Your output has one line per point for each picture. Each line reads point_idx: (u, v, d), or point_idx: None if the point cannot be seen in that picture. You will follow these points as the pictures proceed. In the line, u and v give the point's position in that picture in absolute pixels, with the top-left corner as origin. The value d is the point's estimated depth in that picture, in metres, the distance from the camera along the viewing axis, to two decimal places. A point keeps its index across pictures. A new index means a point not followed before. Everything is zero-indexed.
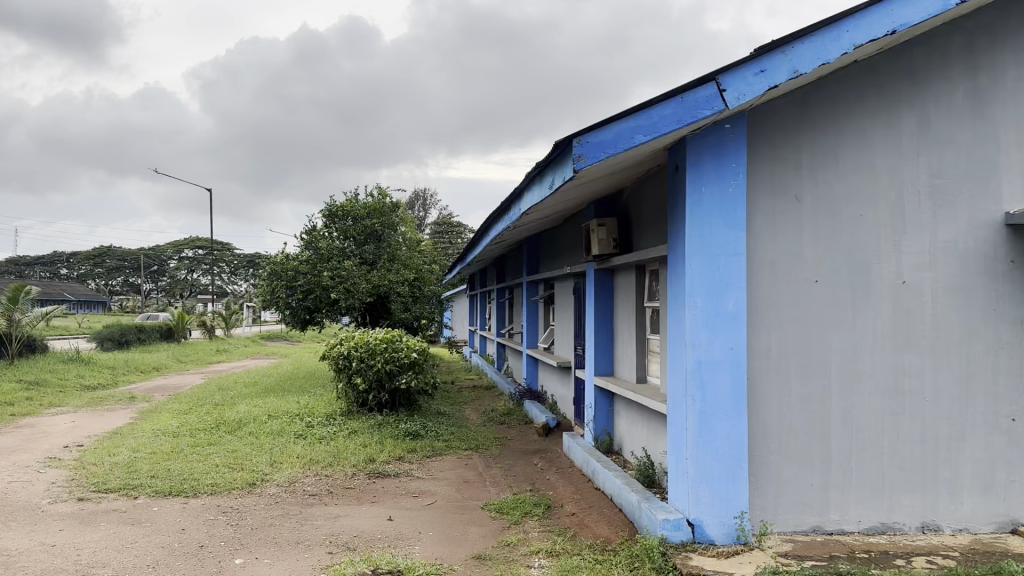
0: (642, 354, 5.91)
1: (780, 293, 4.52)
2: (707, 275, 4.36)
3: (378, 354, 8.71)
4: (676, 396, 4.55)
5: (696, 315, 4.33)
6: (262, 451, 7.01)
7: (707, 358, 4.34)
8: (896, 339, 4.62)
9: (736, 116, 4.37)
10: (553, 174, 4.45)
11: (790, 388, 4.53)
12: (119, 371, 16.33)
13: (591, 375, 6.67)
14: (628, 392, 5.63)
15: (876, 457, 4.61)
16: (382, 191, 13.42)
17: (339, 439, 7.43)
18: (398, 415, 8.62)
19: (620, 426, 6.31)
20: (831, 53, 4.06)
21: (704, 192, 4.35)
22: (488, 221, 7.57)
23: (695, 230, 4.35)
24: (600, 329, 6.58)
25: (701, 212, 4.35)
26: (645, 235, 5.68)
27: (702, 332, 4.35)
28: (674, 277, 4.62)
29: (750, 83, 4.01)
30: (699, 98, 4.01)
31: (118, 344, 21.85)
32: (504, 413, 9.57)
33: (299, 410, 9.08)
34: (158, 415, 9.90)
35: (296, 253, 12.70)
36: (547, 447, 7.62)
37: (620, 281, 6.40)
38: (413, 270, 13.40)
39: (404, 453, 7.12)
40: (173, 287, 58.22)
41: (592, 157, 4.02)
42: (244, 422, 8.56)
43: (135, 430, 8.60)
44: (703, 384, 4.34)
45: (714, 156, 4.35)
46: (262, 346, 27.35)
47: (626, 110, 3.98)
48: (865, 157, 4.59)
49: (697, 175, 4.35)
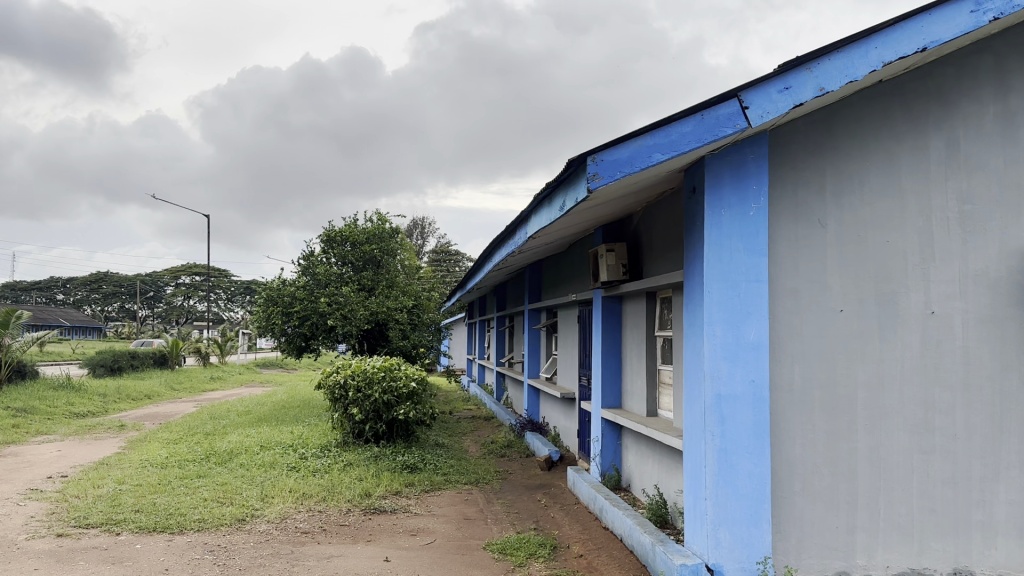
0: (652, 386, 5.64)
1: (803, 323, 4.29)
2: (727, 303, 4.12)
3: (375, 384, 8.42)
4: (693, 431, 4.30)
5: (716, 345, 4.10)
6: (254, 485, 6.70)
7: (727, 392, 4.09)
8: (925, 373, 4.36)
9: (757, 136, 4.16)
10: (564, 195, 4.23)
11: (814, 424, 4.27)
12: (110, 398, 15.96)
13: (598, 407, 6.40)
14: (638, 425, 5.36)
15: (905, 498, 4.32)
16: (381, 216, 13.22)
17: (334, 472, 7.12)
18: (395, 447, 8.33)
19: (628, 460, 6.02)
20: (858, 69, 3.85)
21: (724, 215, 4.13)
22: (492, 247, 7.35)
23: (714, 255, 4.11)
24: (607, 359, 6.33)
25: (720, 236, 4.12)
26: (656, 261, 5.45)
27: (722, 364, 4.09)
28: (690, 305, 4.37)
29: (775, 101, 3.80)
30: (721, 115, 3.79)
31: (111, 371, 21.48)
32: (504, 445, 9.27)
33: (293, 441, 8.77)
34: (147, 444, 9.58)
35: (293, 278, 12.44)
36: (551, 482, 7.30)
37: (628, 310, 6.17)
38: (412, 297, 13.14)
39: (401, 487, 6.81)
40: (169, 314, 57.81)
41: (607, 176, 3.79)
42: (235, 453, 8.24)
43: (122, 460, 8.28)
44: (723, 419, 4.08)
45: (734, 176, 4.14)
46: (257, 374, 26.96)
47: (644, 127, 3.76)
48: (891, 180, 4.39)
49: (716, 198, 4.15)
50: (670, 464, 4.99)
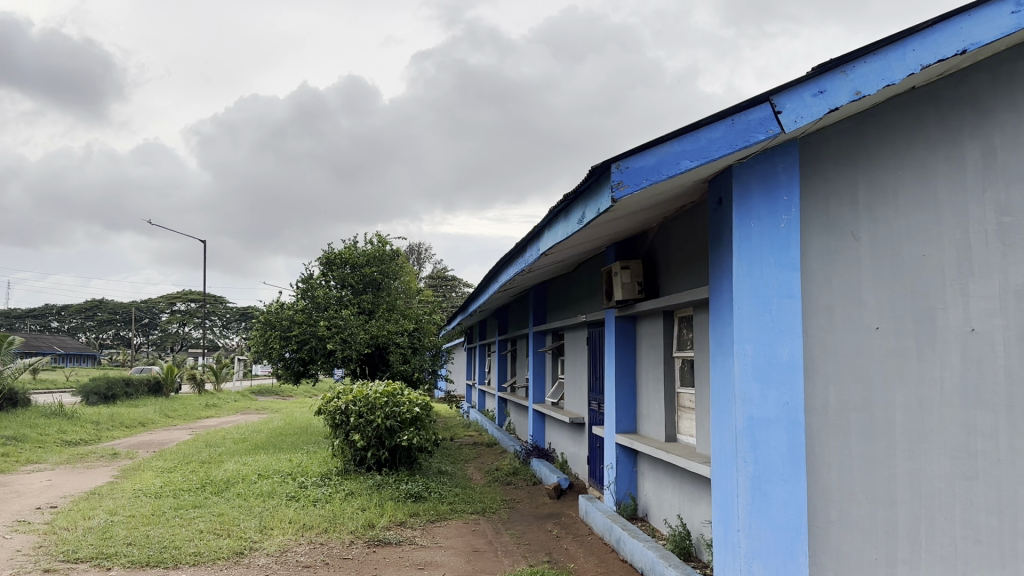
0: (671, 410, 5.39)
1: (838, 342, 4.10)
2: (758, 321, 3.89)
3: (378, 409, 8.15)
4: (722, 458, 4.08)
5: (746, 364, 3.88)
6: (251, 516, 6.39)
7: (760, 415, 3.86)
8: (965, 394, 3.88)
9: (787, 143, 3.95)
10: (581, 207, 4.02)
11: (852, 449, 4.02)
12: (103, 427, 15.58)
13: (611, 432, 6.13)
14: (658, 452, 5.10)
15: (946, 528, 3.84)
16: (381, 238, 13.01)
17: (335, 502, 6.81)
18: (398, 475, 8.03)
19: (645, 488, 5.73)
20: (896, 72, 3.65)
21: (753, 227, 3.91)
22: (500, 266, 7.13)
23: (743, 270, 3.91)
24: (621, 382, 6.06)
25: (750, 249, 3.91)
26: (674, 278, 5.22)
27: (753, 385, 3.87)
28: (716, 324, 4.16)
29: (808, 105, 3.61)
30: (752, 121, 3.59)
31: (105, 399, 21.10)
32: (510, 472, 8.97)
33: (291, 469, 8.46)
34: (140, 474, 9.25)
35: (291, 302, 12.19)
36: (561, 511, 7.00)
37: (643, 330, 5.93)
38: (413, 320, 12.90)
39: (406, 518, 6.51)
40: (163, 341, 57.31)
41: (631, 185, 3.56)
42: (232, 482, 7.93)
43: (114, 490, 7.96)
44: (756, 444, 3.85)
45: (763, 185, 3.93)
46: (252, 402, 26.56)
47: (672, 133, 3.56)
48: (927, 191, 4.07)
49: (744, 209, 3.94)
50: (694, 493, 4.72)
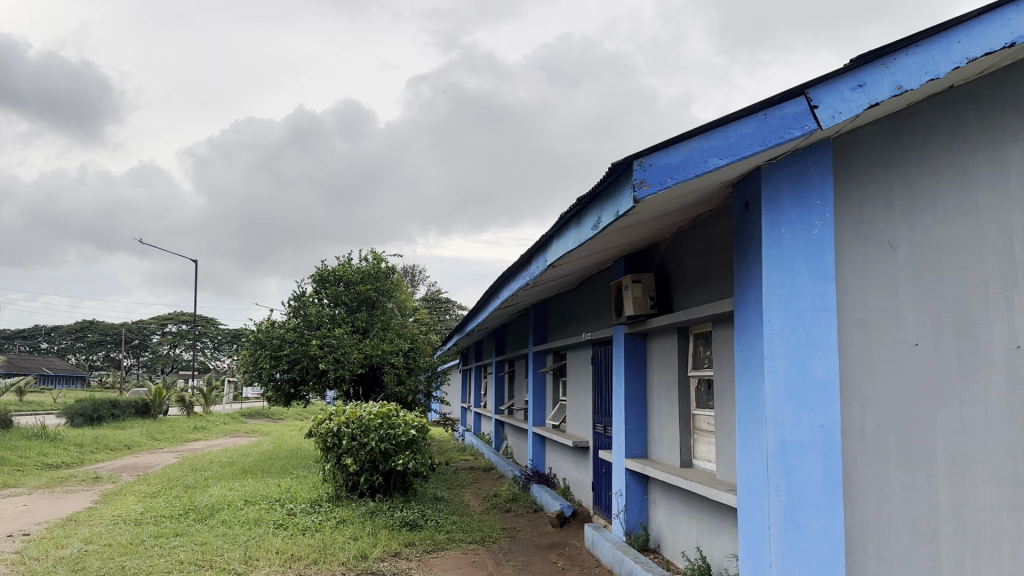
0: (686, 433, 5.05)
1: (874, 359, 3.78)
2: (791, 335, 3.56)
3: (371, 432, 7.77)
4: (750, 485, 3.70)
5: (777, 383, 3.53)
6: (236, 545, 5.99)
7: (793, 438, 3.51)
8: (1012, 417, 3.46)
9: (820, 144, 3.66)
10: (597, 211, 3.72)
11: (889, 475, 3.68)
12: (87, 449, 15.11)
13: (621, 456, 5.77)
14: (674, 478, 4.75)
15: (995, 564, 3.43)
16: (376, 256, 12.67)
17: (325, 531, 6.41)
18: (393, 501, 7.64)
19: (658, 517, 5.37)
20: (940, 66, 3.33)
21: (784, 233, 3.58)
22: (502, 281, 6.82)
23: (774, 279, 3.57)
24: (630, 403, 5.72)
25: (781, 257, 3.58)
26: (689, 293, 4.89)
27: (786, 405, 3.52)
28: (742, 337, 3.82)
29: (847, 100, 3.31)
30: (786, 115, 3.29)
31: (90, 421, 20.57)
32: (509, 498, 8.58)
33: (279, 495, 8.06)
34: (121, 499, 8.83)
35: (282, 320, 11.82)
36: (565, 541, 6.61)
37: (654, 348, 5.60)
38: (408, 340, 12.54)
39: (401, 548, 6.11)
40: (154, 362, 56.62)
41: (655, 183, 3.22)
42: (217, 509, 7.52)
43: (93, 517, 7.53)
44: (789, 470, 3.50)
45: (794, 188, 3.62)
46: (243, 425, 26.03)
47: (698, 128, 3.22)
48: (966, 198, 3.73)
49: (774, 213, 3.60)
50: (715, 524, 4.36)
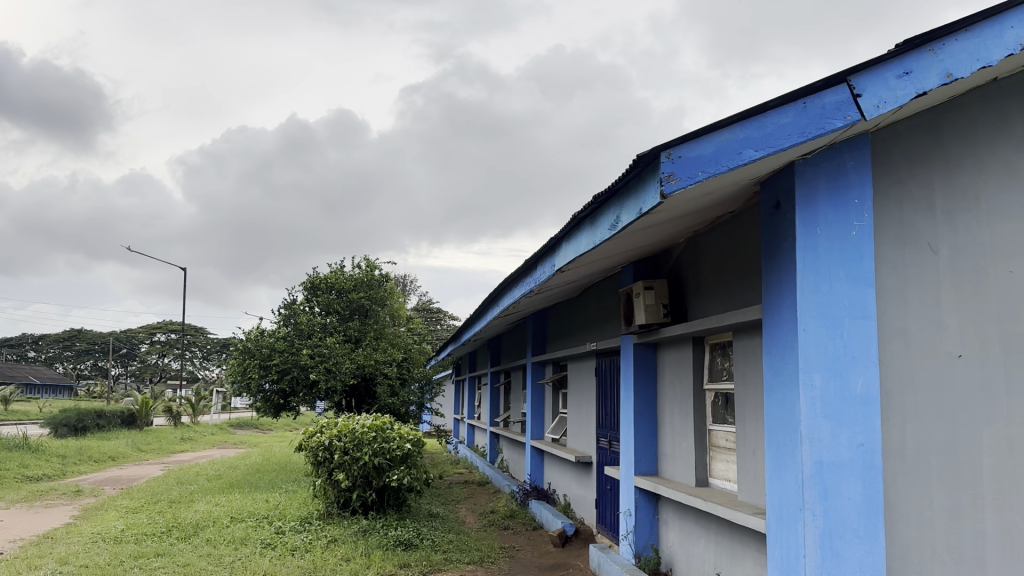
0: (701, 449, 4.74)
1: (916, 372, 3.39)
2: (827, 346, 3.26)
3: (365, 446, 7.43)
4: (782, 509, 3.38)
5: (814, 398, 3.23)
6: (221, 567, 5.63)
7: (831, 458, 3.21)
8: None
9: (857, 138, 3.39)
10: (614, 210, 3.43)
11: (933, 499, 3.30)
12: (70, 461, 14.68)
13: (629, 473, 5.46)
14: (690, 498, 4.44)
15: None
16: (369, 262, 12.35)
17: (316, 551, 6.07)
18: (386, 518, 7.29)
19: (670, 538, 5.06)
20: (993, 53, 3.07)
21: (820, 234, 3.30)
22: (504, 287, 6.52)
23: (809, 284, 3.27)
24: (639, 417, 5.40)
25: (817, 261, 3.29)
26: (706, 300, 4.58)
27: (823, 422, 3.22)
28: (772, 348, 3.50)
29: (892, 88, 3.05)
30: (828, 104, 3.01)
31: (74, 431, 20.10)
32: (507, 515, 8.25)
33: (267, 512, 7.70)
34: (102, 514, 8.45)
35: (272, 329, 11.47)
36: (568, 562, 6.28)
37: (666, 359, 5.29)
38: (401, 349, 12.22)
39: (395, 569, 5.77)
40: (141, 372, 55.97)
41: (685, 177, 2.90)
42: (202, 527, 7.16)
43: (70, 534, 7.16)
44: (826, 493, 3.19)
45: (830, 187, 3.34)
46: (232, 435, 25.58)
47: (732, 117, 2.92)
48: (1012, 200, 3.47)
49: (809, 212, 3.31)
50: (737, 548, 4.04)
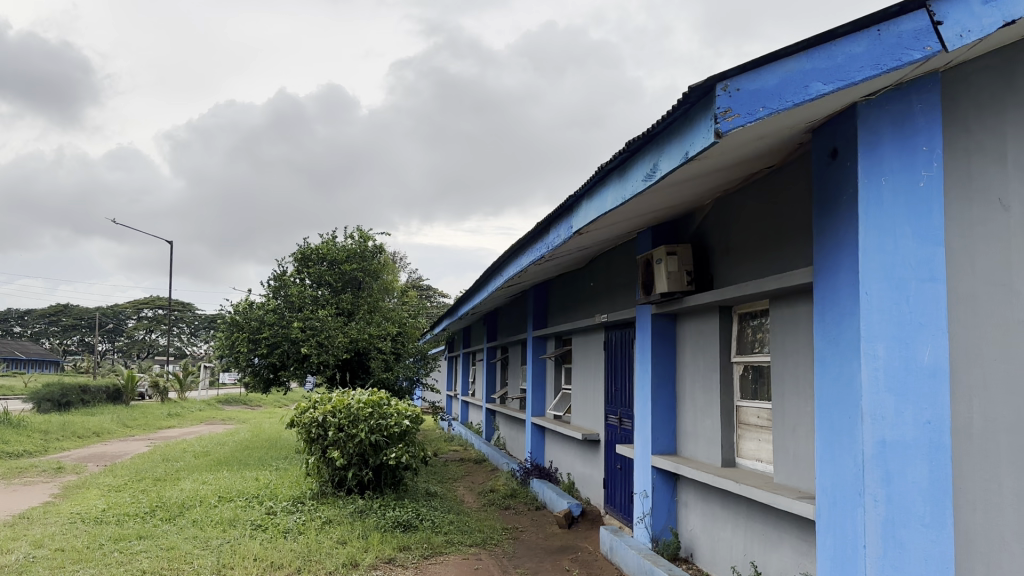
0: (728, 427, 4.39)
1: (982, 342, 2.92)
2: (892, 312, 2.92)
3: (361, 422, 7.07)
4: (836, 494, 3.05)
5: (878, 369, 2.89)
6: (208, 551, 5.25)
7: (895, 437, 2.86)
8: None
9: (924, 79, 3.02)
10: (650, 158, 3.06)
11: (1002, 482, 2.84)
12: (52, 437, 14.26)
13: (645, 452, 5.10)
14: (718, 480, 4.08)
15: None
16: (363, 233, 11.90)
17: (309, 533, 5.72)
18: (383, 498, 6.94)
19: (690, 521, 4.73)
20: None
21: (885, 184, 2.94)
22: (510, 255, 6.15)
23: (873, 242, 2.93)
24: (657, 393, 5.04)
25: (881, 216, 2.94)
26: (737, 266, 4.21)
27: (886, 397, 2.88)
28: (826, 315, 3.15)
29: (977, 15, 2.63)
30: (904, 33, 2.62)
31: (58, 406, 19.66)
32: (507, 494, 7.92)
33: (258, 491, 7.33)
34: (83, 493, 8.06)
35: (261, 300, 11.04)
36: (576, 545, 5.94)
37: (687, 331, 4.93)
38: (395, 323, 11.84)
39: (395, 553, 5.42)
40: (128, 347, 55.36)
41: (743, 114, 2.52)
42: (188, 506, 6.78)
43: (48, 514, 6.77)
44: (889, 477, 2.85)
45: (897, 133, 2.98)
46: (220, 411, 25.17)
47: (799, 43, 2.54)
48: None
49: (873, 160, 2.95)
50: (773, 534, 3.70)
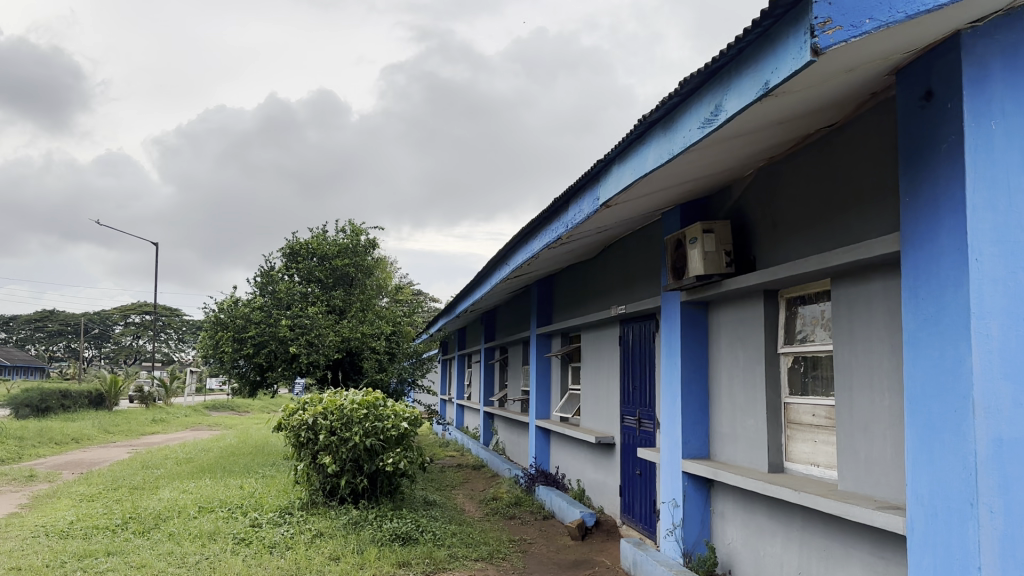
0: (774, 429, 3.87)
1: None
2: (1008, 282, 2.40)
3: (354, 425, 6.51)
4: (934, 504, 2.52)
5: (992, 350, 2.36)
6: (183, 569, 4.69)
7: (1014, 435, 2.34)
8: None
9: None
10: (712, 98, 2.59)
11: None
12: (29, 443, 13.61)
13: (673, 456, 4.57)
14: (767, 487, 3.56)
15: None
16: (354, 228, 11.33)
17: (298, 548, 5.16)
18: (379, 509, 6.38)
19: (728, 533, 4.21)
20: None
21: (996, 130, 2.44)
22: (520, 241, 5.66)
23: (982, 199, 2.41)
24: (688, 390, 4.52)
25: (991, 167, 2.43)
26: (787, 242, 3.70)
27: (1002, 386, 2.36)
28: (920, 290, 2.63)
29: None
30: None
31: (36, 412, 18.96)
32: (511, 502, 7.38)
33: (243, 501, 6.77)
34: (53, 504, 7.45)
35: (247, 298, 10.45)
36: (592, 559, 5.41)
37: (721, 320, 4.42)
38: (389, 321, 11.30)
39: (393, 569, 4.86)
40: (114, 353, 54.48)
41: (846, 26, 2.01)
42: (165, 518, 6.20)
43: (10, 527, 6.17)
44: (1008, 483, 2.32)
45: (1008, 69, 2.47)
46: (206, 417, 24.53)
47: None
48: None
49: (982, 99, 2.44)
50: (839, 549, 3.19)
